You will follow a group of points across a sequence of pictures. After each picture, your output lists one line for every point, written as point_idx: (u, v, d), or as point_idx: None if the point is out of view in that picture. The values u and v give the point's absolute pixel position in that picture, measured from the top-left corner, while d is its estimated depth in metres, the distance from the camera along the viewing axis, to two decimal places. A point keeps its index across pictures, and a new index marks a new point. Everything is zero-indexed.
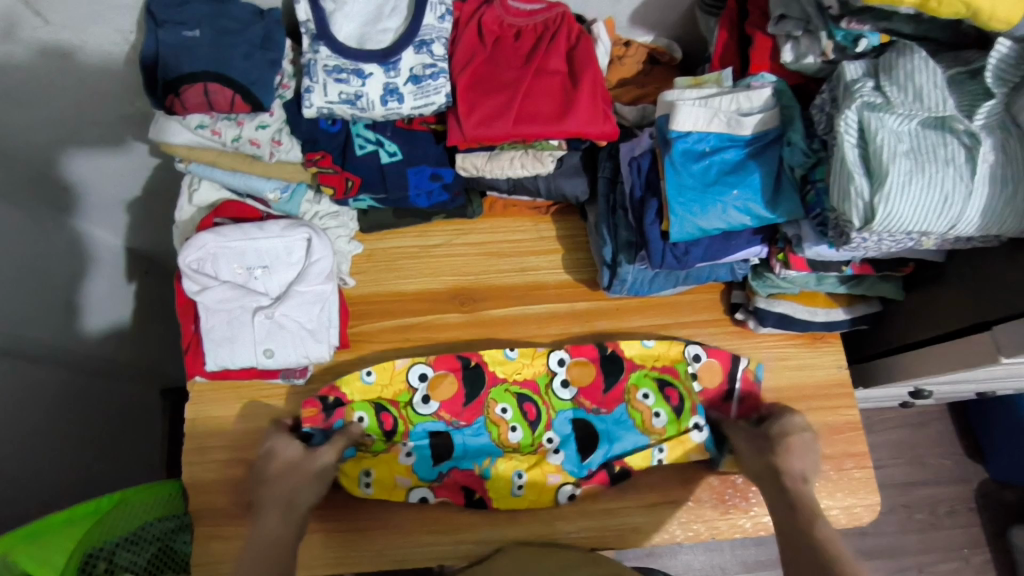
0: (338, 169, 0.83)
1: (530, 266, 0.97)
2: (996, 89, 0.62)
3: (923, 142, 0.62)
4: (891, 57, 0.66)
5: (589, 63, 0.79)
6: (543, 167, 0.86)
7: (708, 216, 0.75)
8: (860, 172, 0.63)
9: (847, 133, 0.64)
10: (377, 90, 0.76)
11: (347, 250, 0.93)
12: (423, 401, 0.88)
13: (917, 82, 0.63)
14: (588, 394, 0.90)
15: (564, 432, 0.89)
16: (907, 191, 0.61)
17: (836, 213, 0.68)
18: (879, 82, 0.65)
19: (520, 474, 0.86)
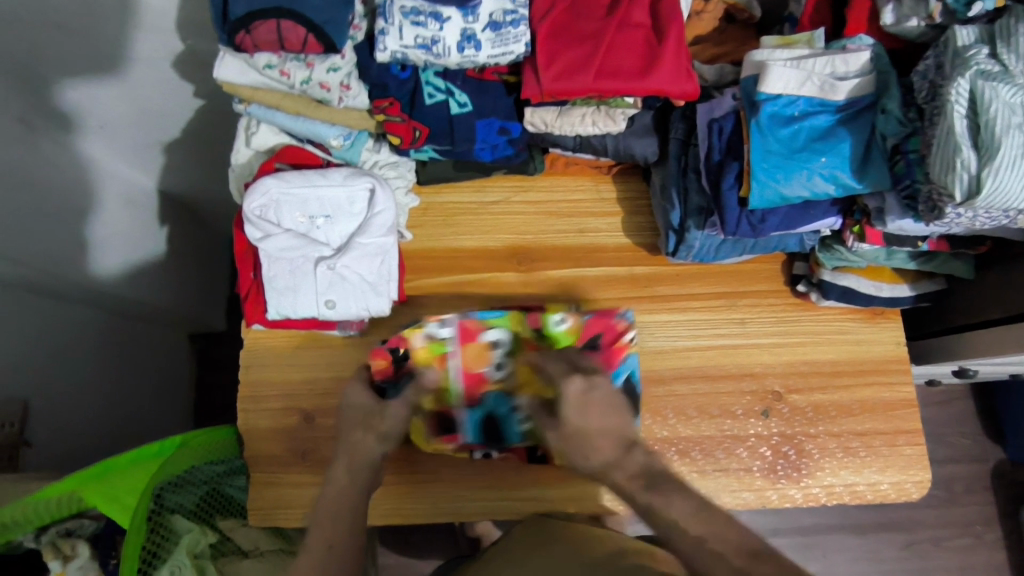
0: (406, 118, 0.80)
1: (588, 228, 0.95)
2: None
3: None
4: (1014, 22, 0.62)
5: (675, 17, 0.76)
6: (615, 126, 0.84)
7: (792, 183, 0.72)
8: (968, 143, 0.61)
9: (957, 102, 0.61)
10: (454, 36, 0.73)
11: (405, 203, 0.91)
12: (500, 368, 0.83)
13: None
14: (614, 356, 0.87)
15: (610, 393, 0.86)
16: (1019, 167, 0.59)
17: (933, 186, 0.65)
18: (995, 49, 0.62)
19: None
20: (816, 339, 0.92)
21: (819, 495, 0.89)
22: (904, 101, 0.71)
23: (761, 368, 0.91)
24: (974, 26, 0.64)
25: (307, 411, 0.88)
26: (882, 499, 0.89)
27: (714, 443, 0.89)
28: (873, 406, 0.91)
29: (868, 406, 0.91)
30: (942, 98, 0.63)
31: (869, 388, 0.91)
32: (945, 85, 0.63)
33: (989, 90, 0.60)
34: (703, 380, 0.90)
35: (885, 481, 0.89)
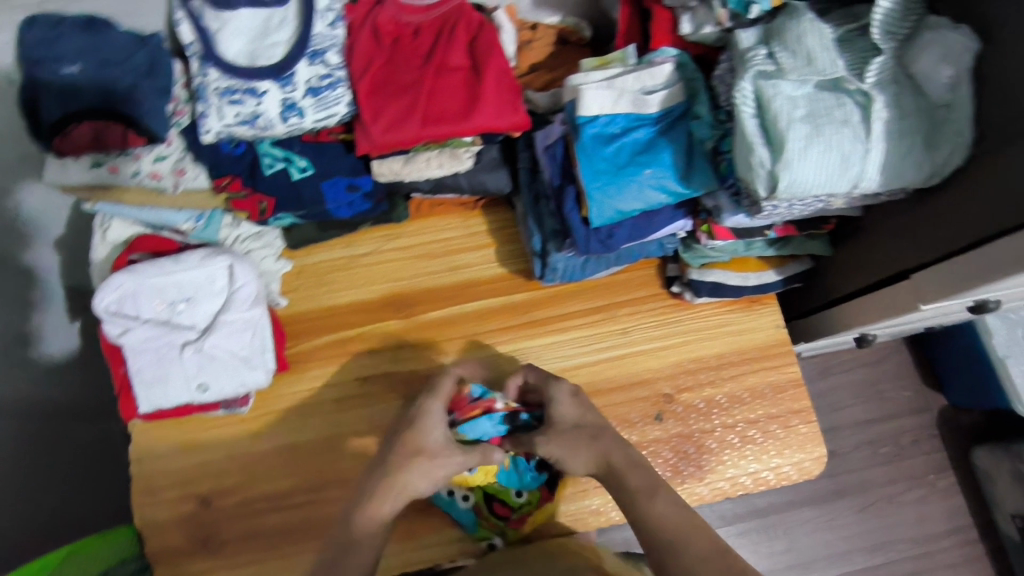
0: (249, 192, 0.81)
1: (462, 264, 0.96)
2: (884, 45, 0.64)
3: (819, 105, 0.63)
4: (784, 21, 0.66)
5: (492, 53, 0.78)
6: (461, 164, 0.85)
7: (624, 197, 0.74)
8: (760, 142, 0.64)
9: (744, 104, 0.65)
10: (275, 107, 0.74)
11: (275, 269, 0.91)
12: (463, 499, 0.85)
13: (807, 44, 0.64)
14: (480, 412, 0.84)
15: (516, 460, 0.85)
16: (810, 155, 0.61)
17: (744, 184, 0.68)
18: (772, 48, 0.66)
19: (522, 493, 0.86)
20: (699, 335, 0.94)
21: (725, 488, 0.90)
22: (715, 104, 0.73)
23: (650, 374, 0.93)
24: (755, 29, 0.68)
25: (204, 495, 0.86)
26: (784, 481, 0.91)
27: None
28: (762, 391, 0.93)
29: (758, 392, 0.93)
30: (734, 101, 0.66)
31: (756, 374, 0.93)
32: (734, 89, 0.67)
33: (767, 89, 0.64)
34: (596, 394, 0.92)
35: (785, 463, 0.91)
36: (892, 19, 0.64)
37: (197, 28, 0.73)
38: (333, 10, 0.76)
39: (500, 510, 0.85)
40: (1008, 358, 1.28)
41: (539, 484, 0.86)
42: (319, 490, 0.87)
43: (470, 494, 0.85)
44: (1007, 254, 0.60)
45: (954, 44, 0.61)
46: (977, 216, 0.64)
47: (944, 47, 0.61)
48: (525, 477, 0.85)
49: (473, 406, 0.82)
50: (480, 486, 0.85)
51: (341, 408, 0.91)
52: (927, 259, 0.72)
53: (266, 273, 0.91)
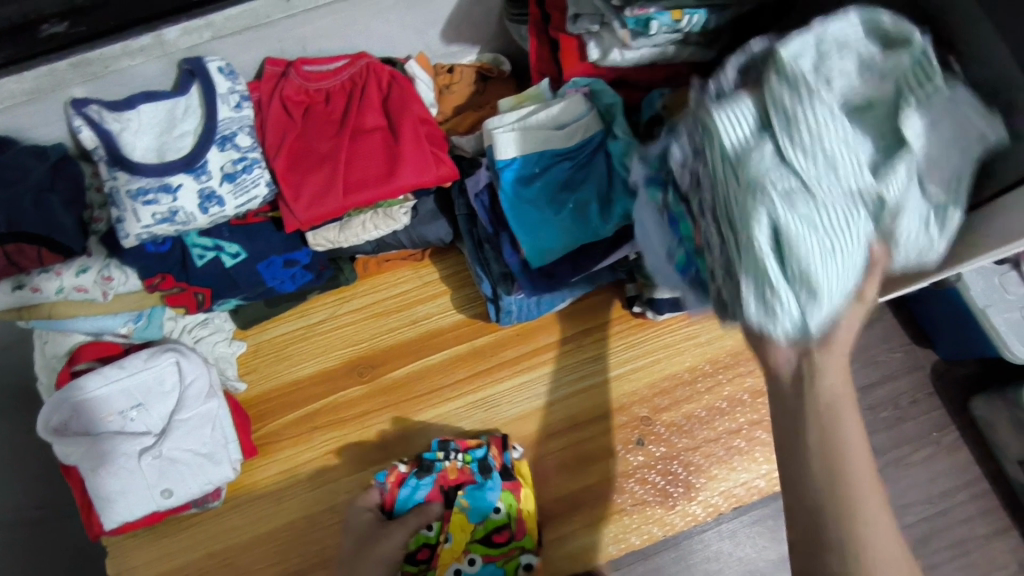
0: (183, 286, 0.79)
1: (420, 317, 0.94)
2: (911, 136, 0.45)
3: (849, 232, 0.44)
4: (789, 95, 0.45)
5: (404, 109, 0.76)
6: (397, 223, 0.82)
7: (550, 234, 0.73)
8: (785, 283, 0.45)
9: (762, 240, 0.44)
10: (192, 200, 0.71)
11: (230, 352, 0.90)
12: (470, 562, 0.83)
13: (826, 143, 0.44)
14: (394, 491, 0.85)
15: (467, 495, 0.84)
16: (837, 295, 0.45)
17: (739, 309, 0.49)
18: (781, 141, 0.45)
19: (498, 509, 0.84)
20: (666, 352, 0.92)
21: (719, 503, 0.87)
22: (653, 190, 0.61)
23: (625, 399, 0.91)
24: (743, 104, 0.47)
25: None
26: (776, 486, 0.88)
27: (602, 488, 0.88)
28: (740, 399, 0.91)
29: (737, 400, 0.91)
30: (742, 224, 0.46)
31: (732, 383, 0.91)
32: (744, 212, 0.45)
33: (792, 213, 0.44)
34: (574, 429, 0.90)
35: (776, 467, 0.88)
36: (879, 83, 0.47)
37: (96, 132, 0.70)
38: (235, 92, 0.73)
39: (500, 539, 0.84)
40: None
41: (499, 485, 0.84)
42: (306, 573, 0.85)
43: (472, 554, 0.83)
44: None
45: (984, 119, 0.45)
46: None
47: (959, 126, 0.45)
48: (488, 488, 0.84)
49: (391, 488, 0.85)
50: (468, 538, 0.84)
51: (317, 484, 0.88)
52: None
53: (221, 358, 0.88)
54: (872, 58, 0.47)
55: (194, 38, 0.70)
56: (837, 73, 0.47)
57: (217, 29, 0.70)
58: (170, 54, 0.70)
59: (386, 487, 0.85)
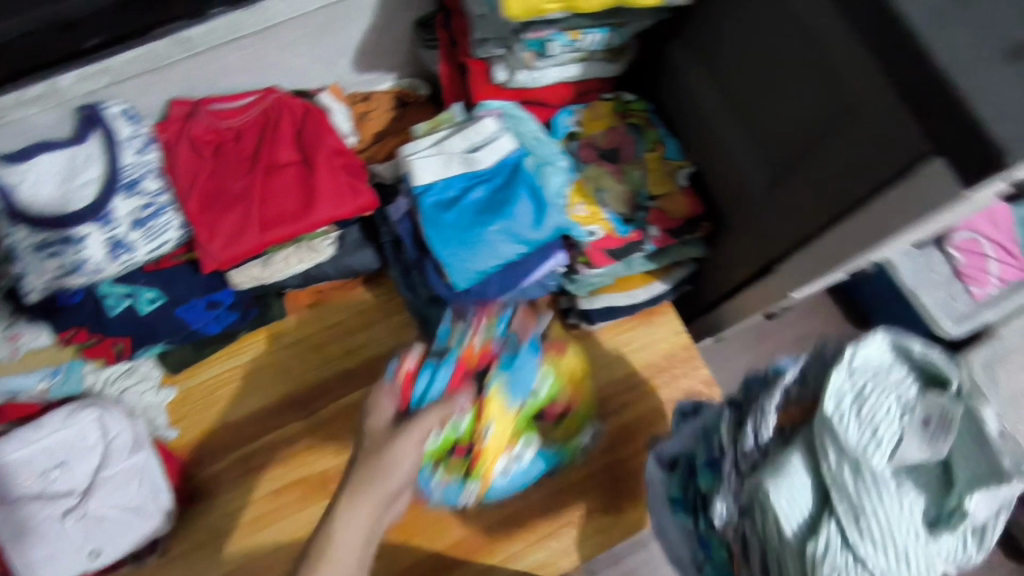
0: (99, 337, 0.77)
1: (356, 346, 0.92)
2: (924, 454, 0.48)
3: (905, 569, 0.45)
4: (835, 461, 0.48)
5: (317, 141, 0.76)
6: (321, 254, 0.81)
7: (476, 253, 0.72)
8: None
9: None
10: (100, 249, 0.69)
11: (158, 401, 0.87)
12: (522, 453, 0.84)
13: (878, 503, 0.45)
14: (409, 382, 0.79)
15: (507, 364, 0.82)
16: None
17: None
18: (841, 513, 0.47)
19: (540, 387, 0.85)
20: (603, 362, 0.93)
21: None
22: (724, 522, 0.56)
23: (567, 411, 0.90)
24: (796, 470, 0.49)
25: None
26: None
27: (549, 502, 0.88)
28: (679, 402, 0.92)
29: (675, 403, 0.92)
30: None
31: (669, 386, 0.93)
32: None
33: None
34: None
35: None
36: (937, 475, 0.49)
37: None
38: (139, 136, 0.72)
39: (555, 413, 0.86)
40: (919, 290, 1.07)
41: (527, 354, 0.83)
42: None
43: (521, 440, 0.84)
44: (850, 239, 0.57)
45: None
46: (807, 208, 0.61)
47: (989, 463, 0.46)
48: (522, 359, 0.83)
49: (405, 382, 0.79)
50: (534, 406, 0.85)
51: (253, 531, 0.83)
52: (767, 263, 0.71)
53: (149, 407, 0.86)
54: (940, 428, 0.48)
55: (91, 84, 0.68)
56: (883, 418, 0.49)
57: (116, 73, 0.68)
58: (67, 101, 0.69)
59: (393, 385, 0.78)
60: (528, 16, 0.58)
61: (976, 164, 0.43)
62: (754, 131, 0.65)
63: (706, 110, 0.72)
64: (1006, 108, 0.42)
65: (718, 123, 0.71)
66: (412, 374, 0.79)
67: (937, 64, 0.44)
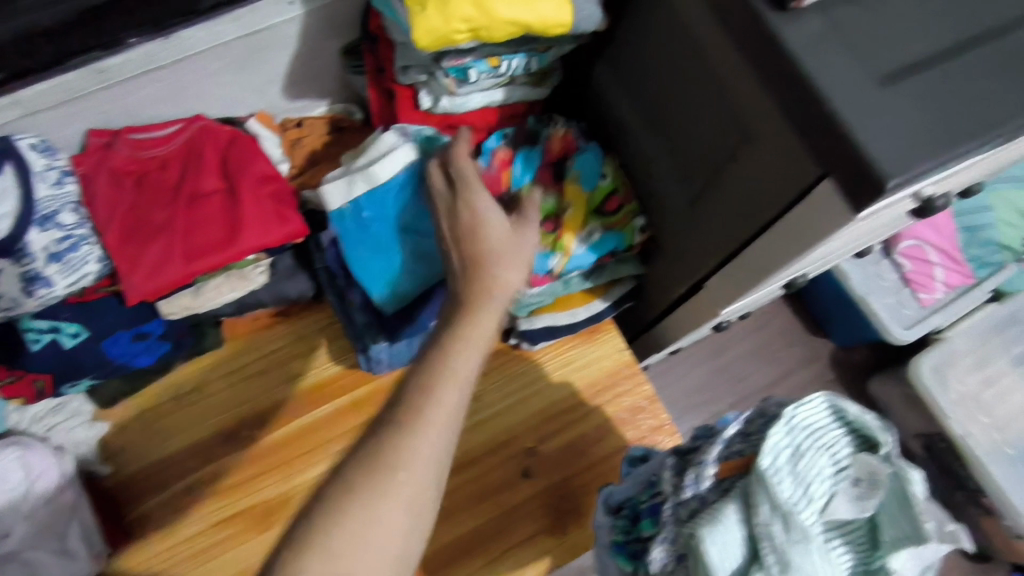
0: (18, 375, 0.75)
1: (297, 372, 0.90)
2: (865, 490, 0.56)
3: None
4: (767, 512, 0.54)
5: (241, 169, 0.75)
6: (252, 283, 0.79)
7: (399, 271, 0.73)
8: None
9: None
10: (14, 285, 0.67)
11: (89, 436, 0.84)
12: (592, 232, 0.74)
13: (812, 555, 0.53)
14: (493, 179, 0.73)
15: (587, 167, 0.74)
16: None
17: None
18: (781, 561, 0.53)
19: (604, 175, 0.74)
20: (548, 380, 0.91)
21: None
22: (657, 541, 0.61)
23: (509, 433, 0.89)
24: (727, 516, 0.56)
25: None
26: None
27: (496, 524, 0.84)
28: (626, 417, 0.91)
29: (619, 421, 0.90)
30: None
31: (616, 402, 0.91)
32: None
33: None
34: (462, 469, 0.87)
35: None
36: (864, 536, 0.57)
37: None
38: (54, 168, 0.71)
39: (613, 206, 0.75)
40: (869, 295, 1.09)
41: (596, 157, 0.74)
42: None
43: (593, 224, 0.74)
44: (771, 249, 0.57)
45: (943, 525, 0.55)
46: (727, 223, 0.62)
47: (912, 526, 0.54)
48: (591, 154, 0.74)
49: (497, 169, 0.73)
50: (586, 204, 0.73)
51: (195, 564, 0.81)
52: (701, 279, 0.70)
53: (79, 445, 0.83)
54: (868, 490, 0.56)
55: (1, 116, 0.67)
56: (816, 477, 0.57)
57: (26, 105, 0.67)
58: None
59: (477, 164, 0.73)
60: (437, 48, 0.57)
61: (858, 179, 0.44)
62: (675, 147, 0.66)
63: (632, 127, 0.72)
64: (881, 128, 0.43)
65: (643, 139, 0.71)
66: (507, 168, 0.73)
67: (815, 82, 0.45)
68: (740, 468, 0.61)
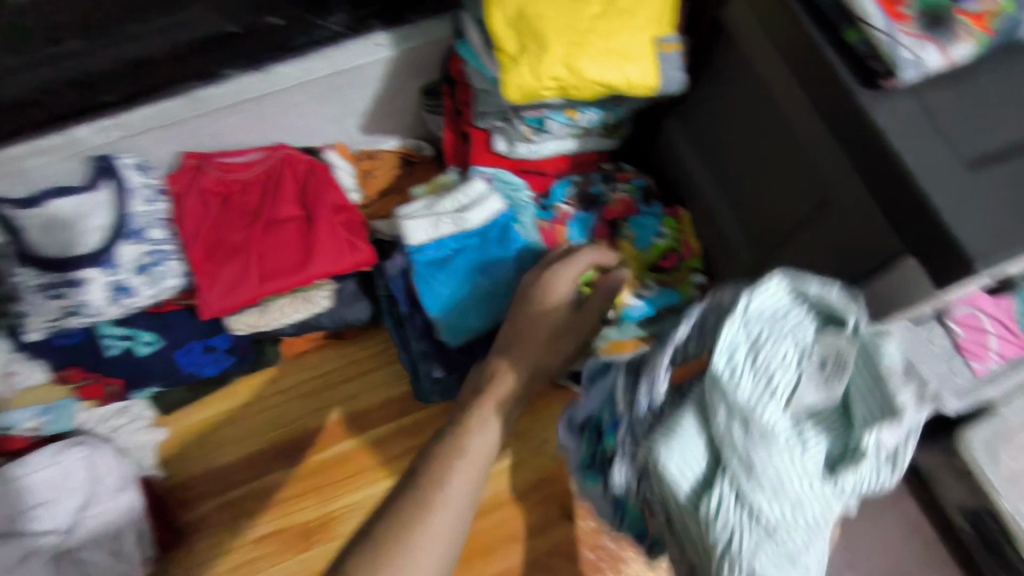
0: (96, 376, 0.80)
1: (345, 396, 0.92)
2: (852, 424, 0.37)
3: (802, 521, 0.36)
4: (725, 415, 0.37)
5: (318, 197, 0.78)
6: (317, 305, 0.83)
7: (473, 305, 0.75)
8: None
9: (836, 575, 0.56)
10: (101, 293, 0.71)
11: (149, 441, 0.87)
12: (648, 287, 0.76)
13: (790, 495, 0.36)
14: (551, 234, 0.77)
15: (646, 225, 0.78)
16: None
17: None
18: (754, 512, 0.36)
19: (662, 234, 0.78)
20: None
21: None
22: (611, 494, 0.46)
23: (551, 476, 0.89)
24: (687, 426, 0.39)
25: None
26: None
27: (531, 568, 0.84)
28: None
29: None
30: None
31: None
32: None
33: None
34: (503, 508, 0.87)
35: None
36: (835, 420, 0.38)
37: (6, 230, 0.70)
38: (149, 186, 0.75)
39: (670, 263, 0.78)
40: None
41: (659, 215, 0.78)
42: None
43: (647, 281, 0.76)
44: None
45: (926, 383, 0.38)
46: None
47: (882, 403, 0.37)
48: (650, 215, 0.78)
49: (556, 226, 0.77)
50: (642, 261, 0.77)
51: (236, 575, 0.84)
52: None
53: (141, 446, 0.86)
54: (835, 370, 0.38)
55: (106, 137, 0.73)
56: (778, 365, 0.38)
57: (129, 127, 0.73)
58: (82, 152, 0.73)
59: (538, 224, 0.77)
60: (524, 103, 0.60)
61: (938, 262, 0.44)
62: (744, 209, 0.67)
63: (699, 184, 0.74)
64: (967, 215, 0.44)
65: (709, 199, 0.73)
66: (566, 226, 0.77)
67: (900, 159, 0.46)
68: (695, 371, 0.42)
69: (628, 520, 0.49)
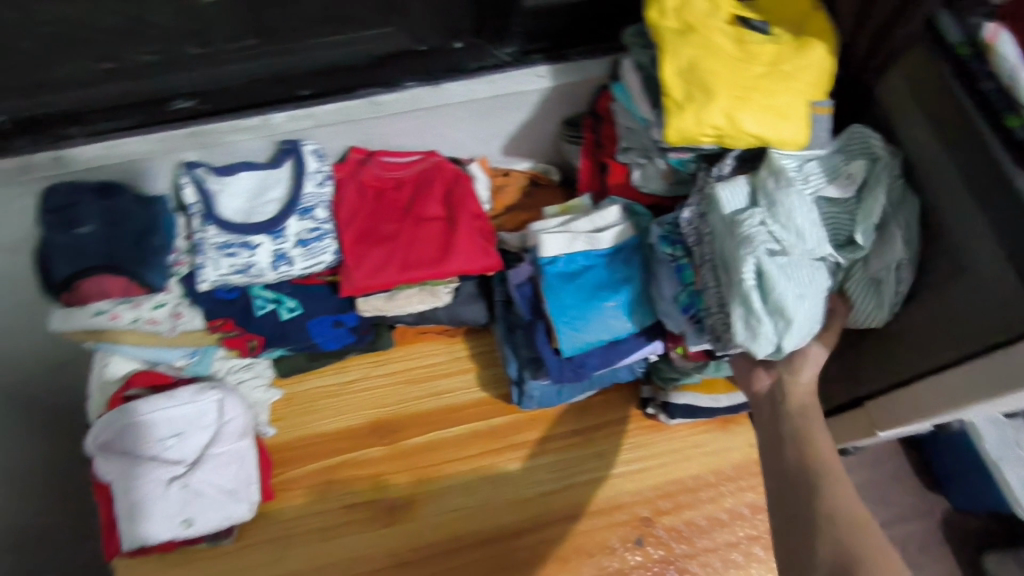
0: (241, 331, 0.88)
1: (443, 390, 0.99)
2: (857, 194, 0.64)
3: (804, 240, 0.61)
4: (767, 174, 0.64)
5: (462, 202, 0.86)
6: (440, 300, 0.90)
7: (595, 323, 0.80)
8: (761, 310, 0.60)
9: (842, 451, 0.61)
10: (266, 258, 0.81)
11: (264, 398, 0.95)
12: None
13: (797, 219, 0.61)
14: None
15: None
16: (798, 274, 0.61)
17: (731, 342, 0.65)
18: (766, 217, 0.62)
19: None
20: (676, 457, 0.96)
21: None
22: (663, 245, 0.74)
23: (625, 498, 0.94)
24: (736, 181, 0.65)
25: None
26: None
27: None
28: (741, 513, 0.93)
29: (737, 514, 0.93)
30: (733, 263, 0.62)
31: (734, 496, 0.94)
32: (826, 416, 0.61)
33: (772, 262, 0.60)
34: (578, 518, 0.92)
35: None
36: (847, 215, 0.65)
37: (200, 192, 0.80)
38: (321, 171, 0.85)
39: None
40: None
41: None
42: None
43: None
44: (960, 381, 0.61)
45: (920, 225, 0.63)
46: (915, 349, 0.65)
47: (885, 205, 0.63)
48: None
49: None
50: None
51: (326, 537, 0.91)
52: (874, 392, 0.75)
53: (257, 402, 0.93)
54: (851, 183, 0.64)
55: (297, 125, 0.83)
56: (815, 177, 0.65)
57: (319, 118, 0.83)
58: (274, 134, 0.83)
59: None
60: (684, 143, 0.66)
61: None
62: None
63: None
64: None
65: None
66: None
67: None
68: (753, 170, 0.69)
69: (688, 259, 0.72)
